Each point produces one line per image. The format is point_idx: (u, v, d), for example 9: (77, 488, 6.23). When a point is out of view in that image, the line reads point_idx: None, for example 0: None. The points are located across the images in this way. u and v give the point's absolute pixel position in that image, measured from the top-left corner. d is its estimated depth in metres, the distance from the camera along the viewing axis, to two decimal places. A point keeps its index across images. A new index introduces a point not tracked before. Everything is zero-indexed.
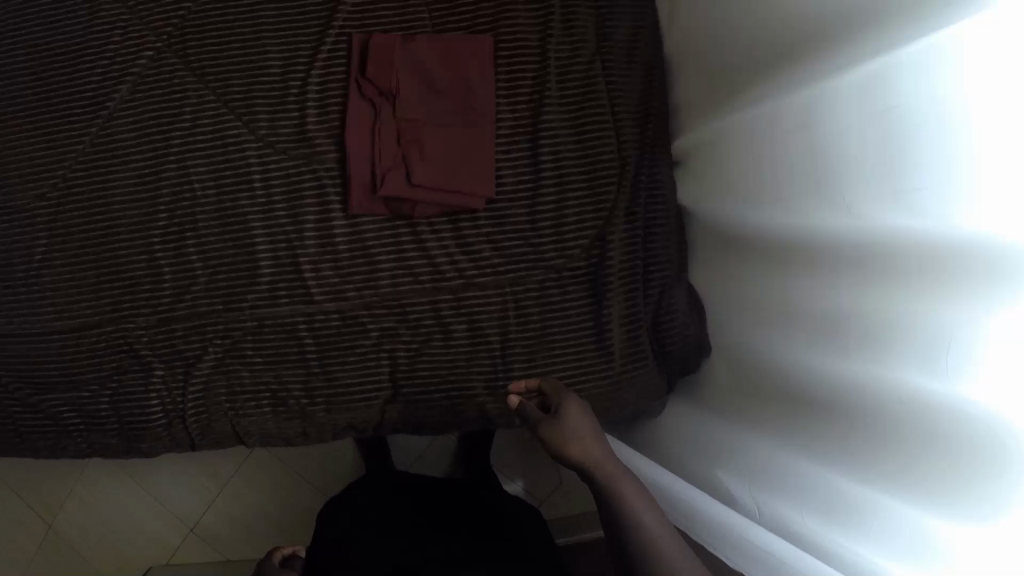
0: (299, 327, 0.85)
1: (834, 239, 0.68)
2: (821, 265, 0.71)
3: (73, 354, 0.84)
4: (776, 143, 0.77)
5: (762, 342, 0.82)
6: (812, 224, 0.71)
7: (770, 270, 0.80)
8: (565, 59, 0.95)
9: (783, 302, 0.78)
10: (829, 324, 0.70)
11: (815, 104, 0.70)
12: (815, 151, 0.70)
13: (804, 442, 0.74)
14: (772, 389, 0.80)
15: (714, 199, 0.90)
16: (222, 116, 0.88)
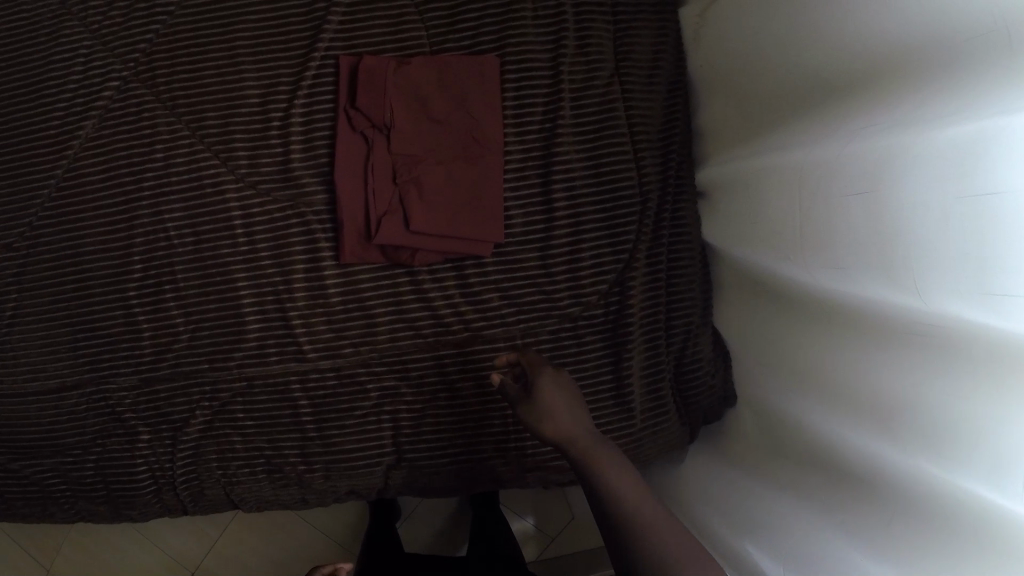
0: (292, 387, 0.80)
1: (895, 316, 0.61)
2: (874, 340, 0.63)
3: (51, 418, 0.78)
4: (823, 193, 0.69)
5: (799, 405, 0.75)
6: (869, 293, 0.64)
7: (812, 331, 0.73)
8: (579, 82, 0.87)
9: (824, 365, 0.71)
10: (880, 403, 0.63)
11: (874, 160, 0.62)
12: (873, 213, 0.62)
13: (842, 523, 0.67)
14: (807, 457, 0.74)
15: (745, 241, 0.83)
16: (197, 152, 0.81)
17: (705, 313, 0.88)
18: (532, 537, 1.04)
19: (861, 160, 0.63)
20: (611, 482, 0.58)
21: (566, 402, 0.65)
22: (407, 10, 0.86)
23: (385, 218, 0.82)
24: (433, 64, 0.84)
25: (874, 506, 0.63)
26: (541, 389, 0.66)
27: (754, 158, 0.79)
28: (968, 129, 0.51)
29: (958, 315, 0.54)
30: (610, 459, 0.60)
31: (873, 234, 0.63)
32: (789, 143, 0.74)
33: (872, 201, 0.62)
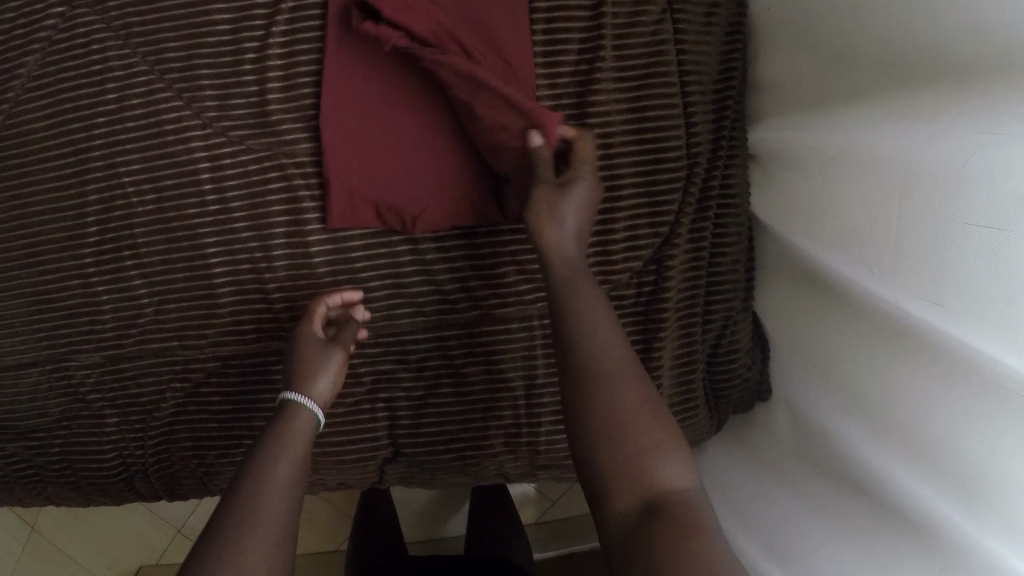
0: (274, 369, 0.71)
1: (1002, 382, 0.51)
2: (973, 390, 0.54)
3: (12, 396, 0.73)
4: (929, 208, 0.57)
5: (841, 412, 0.68)
6: (963, 341, 0.54)
7: (866, 340, 0.65)
8: (625, 16, 0.73)
9: (893, 399, 0.62)
10: (950, 444, 0.56)
11: (1006, 192, 0.49)
12: (972, 236, 0.53)
13: (884, 554, 0.62)
14: (852, 488, 0.67)
15: (802, 223, 0.72)
16: (154, 86, 0.71)
17: (747, 297, 0.77)
18: (529, 500, 0.91)
19: (986, 185, 0.51)
20: (586, 321, 0.57)
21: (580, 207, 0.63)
22: None
23: (387, 178, 0.70)
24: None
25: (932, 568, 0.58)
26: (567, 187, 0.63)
27: (838, 137, 0.66)
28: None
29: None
30: (580, 286, 0.59)
31: (967, 260, 0.53)
32: (877, 124, 0.62)
33: (1000, 239, 0.50)
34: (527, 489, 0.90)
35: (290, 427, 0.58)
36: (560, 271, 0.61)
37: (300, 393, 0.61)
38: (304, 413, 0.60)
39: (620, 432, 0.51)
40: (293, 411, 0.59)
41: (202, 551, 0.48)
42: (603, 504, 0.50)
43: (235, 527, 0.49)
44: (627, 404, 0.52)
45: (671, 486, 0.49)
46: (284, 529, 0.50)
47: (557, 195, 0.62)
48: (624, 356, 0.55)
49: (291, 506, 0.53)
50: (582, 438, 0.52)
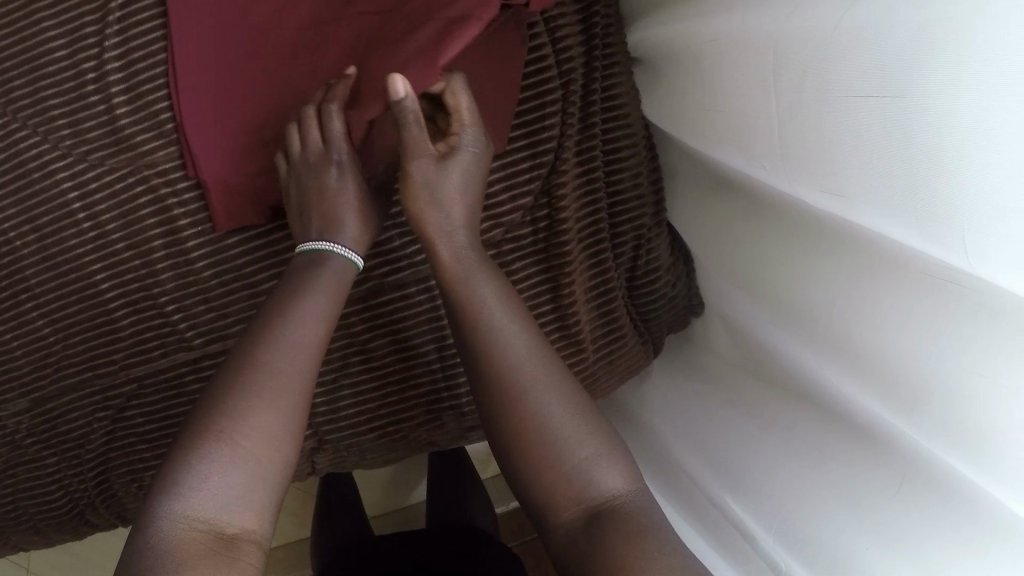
0: (185, 382, 0.71)
1: (933, 269, 0.46)
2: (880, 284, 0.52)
3: None
4: (811, 85, 0.49)
5: (753, 323, 0.67)
6: (881, 231, 0.48)
7: (774, 238, 0.62)
8: None
9: (828, 307, 0.57)
10: (856, 342, 0.55)
11: (892, 55, 0.42)
12: (841, 132, 0.47)
13: (806, 458, 0.62)
14: (802, 404, 0.63)
15: (684, 127, 0.66)
16: (8, 126, 0.69)
17: (658, 208, 0.72)
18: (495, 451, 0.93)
19: (866, 56, 0.44)
20: (495, 315, 0.56)
21: (459, 182, 0.61)
22: None
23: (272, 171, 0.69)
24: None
25: (897, 481, 0.55)
26: (440, 169, 0.60)
27: (708, 23, 0.58)
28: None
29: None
30: (485, 275, 0.59)
31: (838, 157, 0.48)
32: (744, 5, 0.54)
33: (892, 109, 0.43)
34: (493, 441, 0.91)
35: (313, 279, 0.59)
36: (450, 253, 0.59)
37: (335, 245, 0.61)
38: (331, 262, 0.61)
39: (547, 432, 0.52)
40: (325, 257, 0.61)
41: (212, 398, 0.52)
42: (544, 509, 0.52)
43: (247, 378, 0.52)
44: (553, 399, 0.53)
45: (616, 490, 0.51)
46: (295, 381, 0.53)
47: (439, 172, 0.60)
48: (546, 356, 0.55)
49: (309, 360, 0.55)
50: (512, 457, 0.54)
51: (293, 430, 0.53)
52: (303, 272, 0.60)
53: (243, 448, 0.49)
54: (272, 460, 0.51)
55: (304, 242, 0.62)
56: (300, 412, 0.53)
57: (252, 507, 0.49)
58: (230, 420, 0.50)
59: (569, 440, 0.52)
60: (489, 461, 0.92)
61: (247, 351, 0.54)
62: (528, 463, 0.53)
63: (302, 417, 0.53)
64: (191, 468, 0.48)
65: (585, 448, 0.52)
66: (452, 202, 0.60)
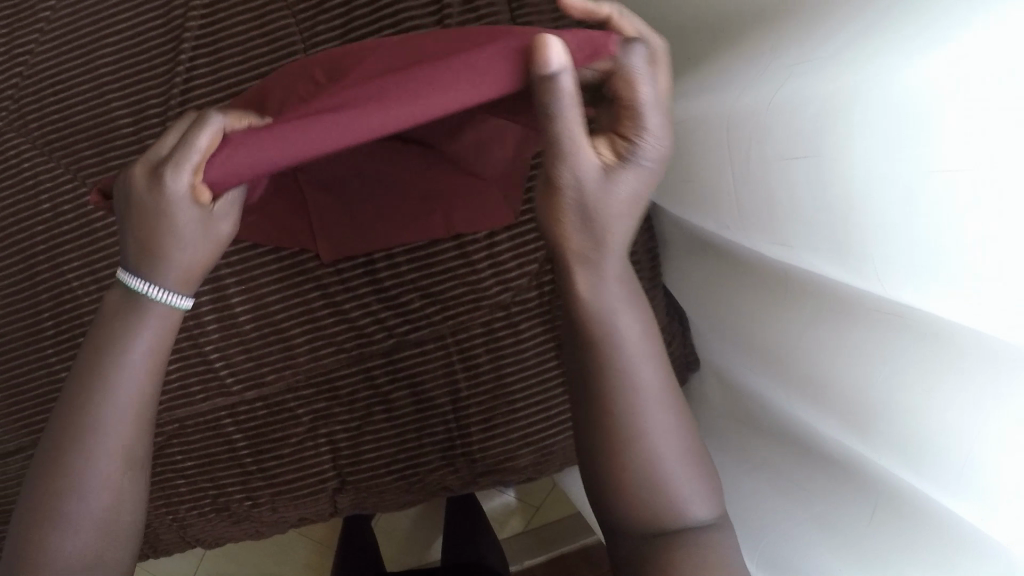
0: (225, 424, 0.77)
1: (877, 303, 0.51)
2: (822, 319, 0.58)
3: (4, 481, 0.78)
4: (755, 153, 0.57)
5: (743, 368, 0.72)
6: (821, 272, 0.55)
7: (748, 292, 0.68)
8: None
9: (795, 349, 0.61)
10: (813, 377, 0.59)
11: (809, 120, 0.49)
12: (777, 187, 0.55)
13: (795, 491, 0.66)
14: (790, 446, 0.67)
15: (671, 200, 0.74)
16: (80, 193, 0.78)
17: (653, 275, 0.79)
18: (512, 510, 0.97)
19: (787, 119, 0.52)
20: (617, 332, 0.45)
21: (626, 202, 0.43)
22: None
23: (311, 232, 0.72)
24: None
25: (873, 510, 0.56)
26: (609, 177, 0.41)
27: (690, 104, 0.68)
28: (931, 98, 0.39)
29: (957, 326, 0.44)
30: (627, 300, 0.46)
31: (777, 210, 0.56)
32: (709, 85, 0.65)
33: (810, 167, 0.51)
34: (508, 498, 0.97)
35: (123, 325, 0.49)
36: (585, 284, 0.45)
37: (149, 288, 0.49)
38: (155, 310, 0.50)
39: (646, 446, 0.45)
40: (138, 325, 0.49)
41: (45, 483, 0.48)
42: (606, 495, 0.47)
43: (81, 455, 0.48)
44: (654, 411, 0.46)
45: (695, 516, 0.46)
46: (127, 457, 0.49)
47: (603, 190, 0.41)
48: (659, 356, 0.47)
49: (141, 417, 0.50)
50: (594, 451, 0.47)
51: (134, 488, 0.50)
52: (117, 313, 0.50)
53: (80, 540, 0.48)
54: (117, 528, 0.49)
55: (124, 267, 0.50)
56: (136, 473, 0.50)
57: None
58: (56, 522, 0.47)
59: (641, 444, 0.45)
60: (506, 521, 0.97)
61: (67, 420, 0.49)
62: (602, 462, 0.47)
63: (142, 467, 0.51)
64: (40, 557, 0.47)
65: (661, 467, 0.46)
66: (611, 218, 0.43)
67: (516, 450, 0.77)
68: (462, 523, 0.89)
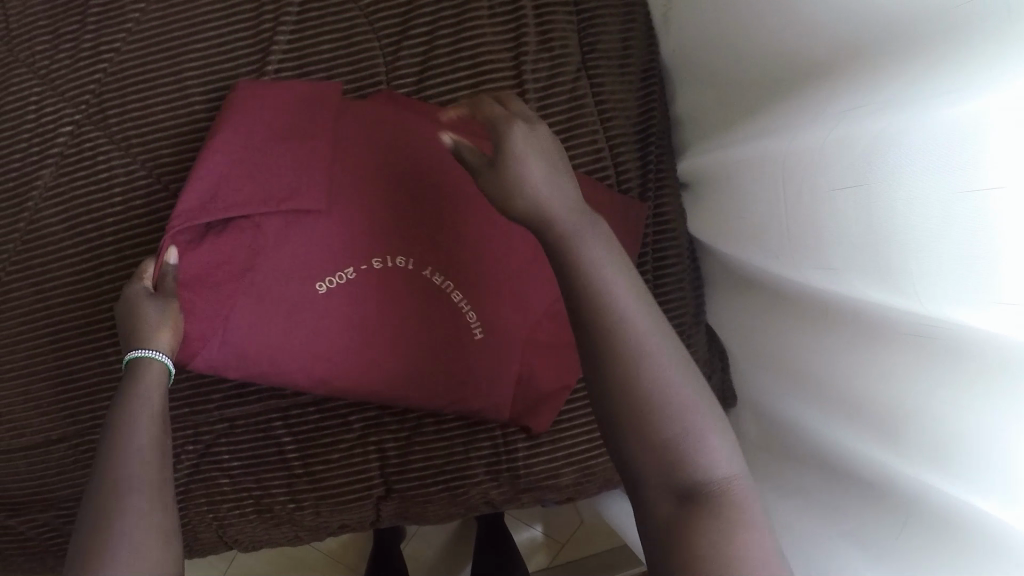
0: (275, 426, 0.78)
1: (914, 325, 0.56)
2: (853, 337, 0.64)
3: (42, 474, 0.76)
4: (806, 188, 0.64)
5: (772, 394, 0.77)
6: (869, 299, 0.60)
7: (785, 318, 0.73)
8: (544, 80, 0.81)
9: (843, 373, 0.66)
10: (852, 400, 0.65)
11: (859, 153, 0.57)
12: (827, 209, 0.62)
13: (824, 511, 0.71)
14: (825, 472, 0.71)
15: (724, 241, 0.79)
16: (154, 189, 0.78)
17: (696, 310, 0.84)
18: (538, 544, 0.99)
19: (851, 152, 0.58)
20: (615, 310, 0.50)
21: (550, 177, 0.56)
22: (358, 21, 0.81)
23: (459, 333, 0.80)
24: (410, 88, 0.81)
25: (902, 525, 0.61)
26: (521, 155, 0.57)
27: (733, 148, 0.75)
28: (979, 120, 0.46)
29: (997, 344, 0.49)
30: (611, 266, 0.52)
31: (826, 235, 0.62)
32: (762, 129, 0.71)
33: (859, 195, 0.58)
34: (535, 532, 0.99)
35: (135, 386, 0.60)
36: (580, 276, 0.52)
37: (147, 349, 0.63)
38: (152, 364, 0.62)
39: (654, 419, 0.48)
40: (146, 358, 0.62)
41: (83, 532, 0.52)
42: (638, 489, 0.49)
43: (109, 491, 0.54)
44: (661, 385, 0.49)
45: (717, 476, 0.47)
46: (152, 472, 0.56)
47: (535, 129, 0.59)
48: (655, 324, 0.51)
49: (162, 453, 0.58)
50: (616, 444, 0.50)
51: (156, 523, 0.53)
52: (128, 383, 0.61)
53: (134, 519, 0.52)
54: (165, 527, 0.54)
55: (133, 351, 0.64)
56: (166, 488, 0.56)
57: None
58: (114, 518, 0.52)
59: (660, 413, 0.48)
60: (531, 555, 0.99)
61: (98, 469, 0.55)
62: (632, 446, 0.48)
63: (162, 506, 0.55)
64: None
65: (673, 427, 0.48)
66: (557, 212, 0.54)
67: (559, 469, 0.79)
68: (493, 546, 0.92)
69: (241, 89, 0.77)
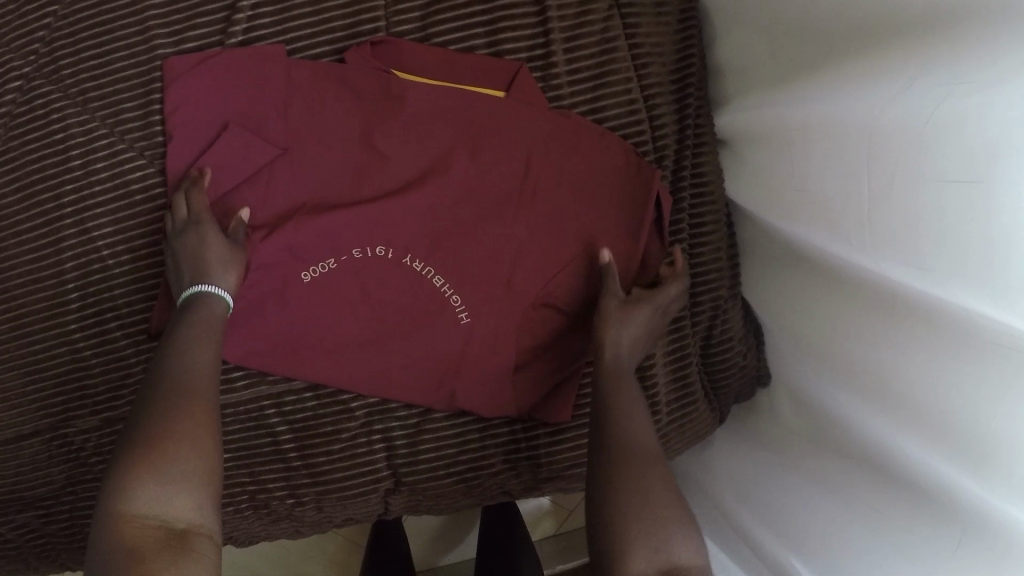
0: (269, 416, 0.70)
1: (1006, 341, 0.48)
2: (928, 340, 0.56)
3: (15, 473, 0.70)
4: (902, 170, 0.55)
5: (816, 382, 0.70)
6: (957, 304, 0.52)
7: (840, 302, 0.65)
8: (570, 19, 0.72)
9: (909, 377, 0.58)
10: (920, 407, 0.58)
11: (978, 145, 0.48)
12: (929, 199, 0.53)
13: (871, 515, 0.64)
14: (871, 471, 0.64)
15: (772, 209, 0.71)
16: (118, 150, 0.69)
17: (733, 281, 0.77)
18: (546, 513, 0.94)
19: (965, 140, 0.49)
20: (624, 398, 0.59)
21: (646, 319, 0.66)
22: None
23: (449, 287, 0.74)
24: (413, 33, 0.72)
25: (959, 541, 0.56)
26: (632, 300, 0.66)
27: (796, 106, 0.65)
28: None
29: None
30: (628, 389, 0.60)
31: (925, 230, 0.54)
32: (829, 91, 0.61)
33: (974, 193, 0.49)
34: (542, 501, 0.94)
35: (194, 317, 0.60)
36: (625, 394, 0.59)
37: (211, 284, 0.62)
38: (214, 302, 0.62)
39: (642, 499, 0.52)
40: (199, 298, 0.61)
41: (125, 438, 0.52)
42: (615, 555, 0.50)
43: (157, 404, 0.54)
44: (650, 475, 0.53)
45: (684, 559, 0.49)
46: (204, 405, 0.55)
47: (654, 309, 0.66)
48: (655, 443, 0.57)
49: (209, 383, 0.57)
50: (598, 508, 0.52)
51: (204, 439, 0.53)
52: (188, 310, 0.61)
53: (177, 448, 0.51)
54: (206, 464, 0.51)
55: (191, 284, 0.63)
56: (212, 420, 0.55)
57: (184, 499, 0.49)
58: (159, 437, 0.51)
59: (650, 487, 0.52)
60: (538, 524, 0.94)
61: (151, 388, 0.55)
62: (620, 511, 0.51)
63: (211, 424, 0.54)
64: (119, 487, 0.48)
65: (661, 506, 0.51)
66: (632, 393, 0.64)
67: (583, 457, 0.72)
68: (503, 529, 0.85)
69: (172, 64, 0.69)
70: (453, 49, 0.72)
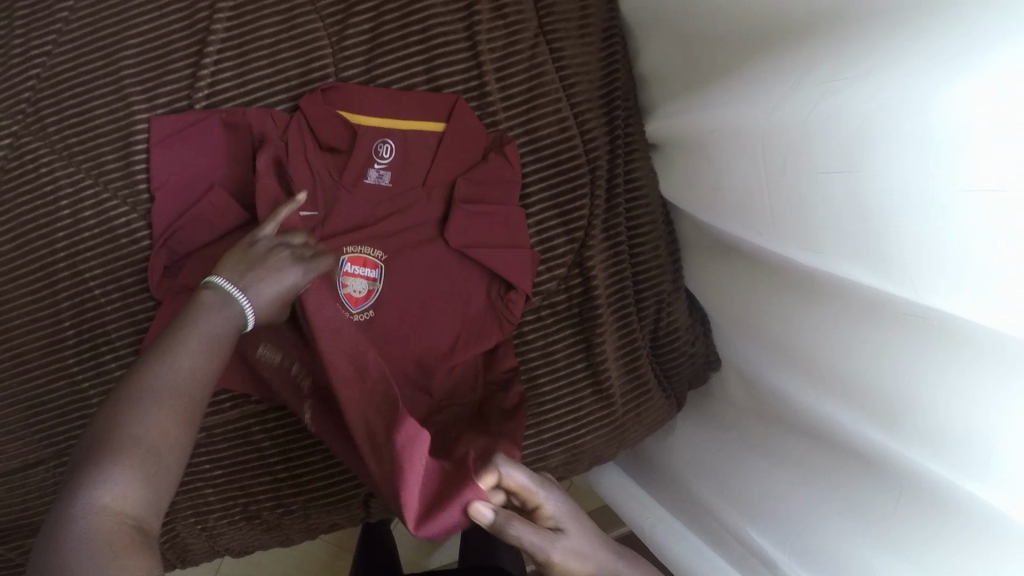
0: (253, 431, 0.76)
1: (895, 305, 0.54)
2: (834, 312, 0.62)
3: (23, 500, 0.76)
4: (790, 162, 0.60)
5: (755, 363, 0.75)
6: (855, 280, 0.57)
7: (765, 286, 0.71)
8: (500, 50, 0.79)
9: (825, 351, 0.63)
10: (835, 375, 0.63)
11: (847, 136, 0.53)
12: (811, 188, 0.59)
13: (808, 478, 0.70)
14: (806, 437, 0.70)
15: (696, 208, 0.77)
16: (104, 200, 0.76)
17: (675, 276, 0.82)
18: None
19: (837, 132, 0.54)
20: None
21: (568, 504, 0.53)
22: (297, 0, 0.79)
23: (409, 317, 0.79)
24: (359, 75, 0.79)
25: (897, 499, 0.60)
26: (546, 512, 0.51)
27: (706, 114, 0.71)
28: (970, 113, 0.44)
29: (985, 332, 0.47)
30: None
31: (813, 214, 0.59)
32: (731, 97, 0.67)
33: (849, 181, 0.54)
34: None
35: (212, 316, 0.55)
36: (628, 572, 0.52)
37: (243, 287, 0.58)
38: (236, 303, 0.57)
39: None
40: (229, 300, 0.57)
41: (92, 435, 0.47)
42: None
43: (128, 403, 0.48)
44: None
45: None
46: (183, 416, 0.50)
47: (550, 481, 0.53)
48: None
49: (200, 393, 0.51)
50: None
51: (171, 454, 0.48)
52: (198, 310, 0.55)
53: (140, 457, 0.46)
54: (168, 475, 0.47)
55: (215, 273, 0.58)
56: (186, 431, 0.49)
57: (144, 505, 0.45)
58: (125, 443, 0.46)
59: None
60: None
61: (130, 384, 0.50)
62: None
63: (185, 439, 0.49)
64: (82, 493, 0.43)
65: None
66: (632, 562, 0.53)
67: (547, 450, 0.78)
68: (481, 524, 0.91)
69: (151, 123, 0.76)
70: (397, 87, 0.79)
